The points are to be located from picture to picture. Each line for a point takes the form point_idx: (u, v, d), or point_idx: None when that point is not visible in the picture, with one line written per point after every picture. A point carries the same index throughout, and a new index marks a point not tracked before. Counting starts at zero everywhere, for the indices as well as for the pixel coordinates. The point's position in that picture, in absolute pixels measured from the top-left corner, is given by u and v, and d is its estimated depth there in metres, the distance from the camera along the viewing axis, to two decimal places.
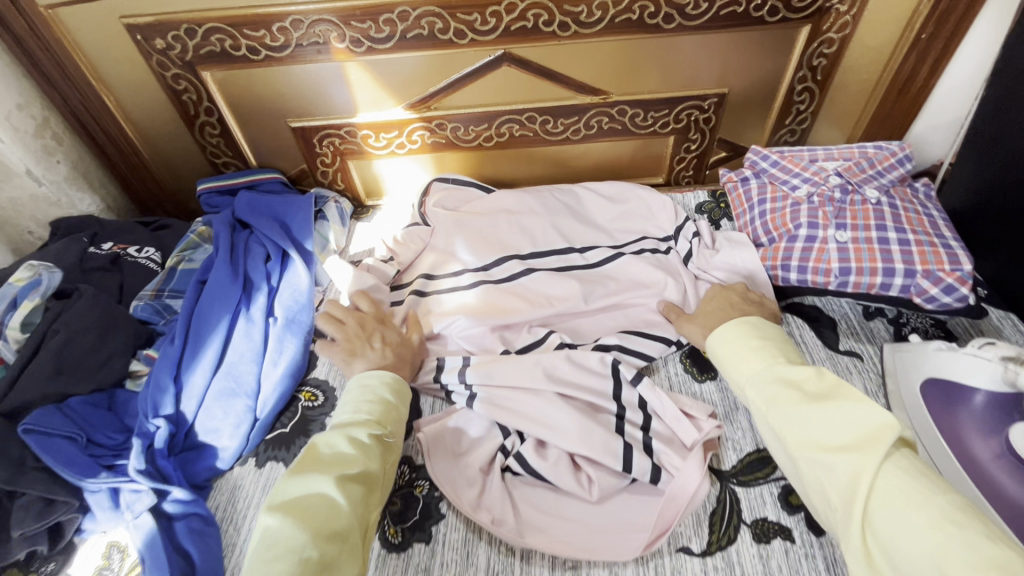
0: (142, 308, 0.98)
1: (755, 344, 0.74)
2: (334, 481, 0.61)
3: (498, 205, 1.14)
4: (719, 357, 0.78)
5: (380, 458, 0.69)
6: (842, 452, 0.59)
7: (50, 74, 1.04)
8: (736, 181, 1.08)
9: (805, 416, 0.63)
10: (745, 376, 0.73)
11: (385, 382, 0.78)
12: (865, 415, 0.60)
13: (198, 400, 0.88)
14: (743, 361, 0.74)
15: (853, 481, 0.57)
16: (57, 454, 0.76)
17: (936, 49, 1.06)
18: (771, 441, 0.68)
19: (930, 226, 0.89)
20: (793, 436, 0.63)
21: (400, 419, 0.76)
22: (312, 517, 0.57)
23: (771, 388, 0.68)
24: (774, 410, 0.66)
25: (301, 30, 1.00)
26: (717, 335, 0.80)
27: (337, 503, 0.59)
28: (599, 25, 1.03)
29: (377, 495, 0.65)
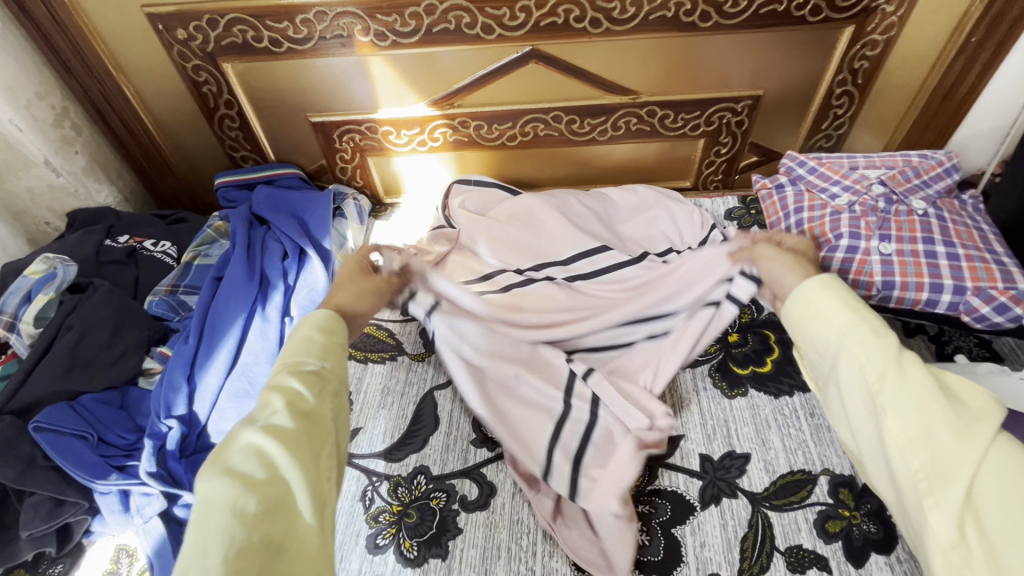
0: (157, 303, 0.96)
1: (855, 299, 0.63)
2: (262, 433, 0.52)
3: (520, 206, 1.11)
4: (799, 308, 0.66)
5: (314, 397, 0.58)
6: (950, 417, 0.52)
7: (70, 64, 1.03)
8: (770, 188, 1.02)
9: (915, 377, 0.55)
10: (838, 328, 0.61)
11: (311, 325, 0.65)
12: (979, 398, 0.54)
13: (211, 400, 0.85)
14: (832, 308, 0.63)
15: (963, 449, 0.50)
16: (67, 454, 0.74)
17: (985, 55, 1.01)
18: (844, 395, 0.60)
19: (981, 240, 0.84)
20: (893, 394, 0.55)
21: (337, 353, 0.64)
22: (244, 474, 0.48)
23: (877, 342, 0.58)
24: (875, 366, 0.57)
25: (326, 22, 0.98)
26: (811, 281, 0.66)
27: (269, 453, 0.51)
28: (633, 23, 0.99)
29: (322, 434, 0.56)
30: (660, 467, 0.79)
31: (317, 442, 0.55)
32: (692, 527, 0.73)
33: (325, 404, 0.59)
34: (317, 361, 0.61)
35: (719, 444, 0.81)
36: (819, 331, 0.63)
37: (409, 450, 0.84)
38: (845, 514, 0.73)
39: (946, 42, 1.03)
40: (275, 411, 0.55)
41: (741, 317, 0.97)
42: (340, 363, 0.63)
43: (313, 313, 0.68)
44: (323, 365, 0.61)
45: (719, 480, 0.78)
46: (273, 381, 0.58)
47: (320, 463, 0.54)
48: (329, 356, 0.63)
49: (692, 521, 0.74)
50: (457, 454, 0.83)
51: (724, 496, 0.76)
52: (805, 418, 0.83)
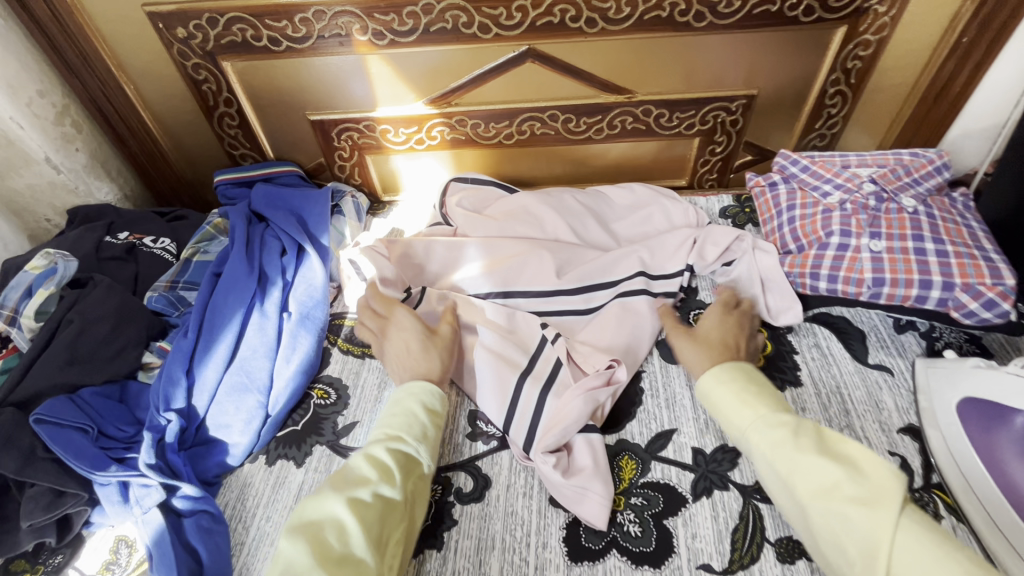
0: (156, 299, 0.97)
1: (754, 390, 0.71)
2: (348, 505, 0.62)
3: (517, 204, 1.12)
4: (710, 405, 0.75)
5: (402, 476, 0.68)
6: (856, 501, 0.57)
7: (72, 63, 1.04)
8: (764, 185, 1.04)
9: (815, 465, 0.61)
10: (742, 427, 0.69)
11: (418, 399, 0.76)
12: (882, 472, 0.58)
13: (209, 394, 0.86)
14: (732, 409, 0.71)
15: (874, 528, 0.55)
16: (68, 446, 0.75)
17: (977, 55, 1.02)
18: (770, 486, 0.66)
19: (970, 237, 0.85)
20: (802, 484, 0.61)
21: (430, 438, 0.74)
22: (325, 541, 0.59)
23: (776, 434, 0.65)
24: (779, 455, 0.64)
25: (324, 21, 0.99)
26: (713, 378, 0.75)
27: (348, 527, 0.61)
28: (627, 22, 1.00)
29: (395, 519, 0.65)
30: (654, 460, 0.81)
31: (392, 524, 0.64)
32: (684, 519, 0.74)
33: (408, 485, 0.68)
34: (412, 443, 0.71)
35: (711, 438, 0.82)
36: (730, 432, 0.71)
37: None
38: None
39: (938, 42, 1.04)
40: (365, 484, 0.65)
41: None
42: (433, 451, 0.73)
43: (417, 383, 0.78)
44: (417, 450, 0.71)
45: (711, 473, 0.79)
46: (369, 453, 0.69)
47: (387, 546, 0.63)
48: (425, 442, 0.73)
49: (684, 512, 0.75)
50: (453, 448, 0.84)
51: (716, 488, 0.77)
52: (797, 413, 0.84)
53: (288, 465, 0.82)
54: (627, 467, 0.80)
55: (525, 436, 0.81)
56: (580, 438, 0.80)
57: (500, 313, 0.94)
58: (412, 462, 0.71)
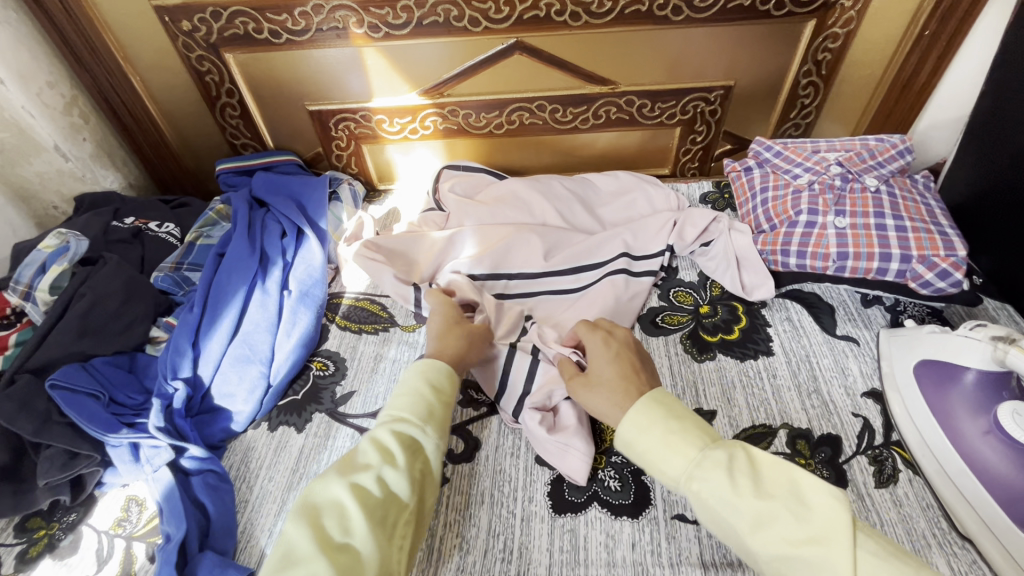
0: (162, 279, 1.02)
1: (675, 426, 0.61)
2: (350, 489, 0.62)
3: (507, 190, 1.17)
4: (633, 451, 0.63)
5: (406, 458, 0.66)
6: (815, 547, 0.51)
7: (82, 56, 1.09)
8: (739, 170, 1.11)
9: (760, 510, 0.54)
10: (677, 476, 0.59)
11: (424, 379, 0.74)
12: (829, 503, 0.53)
13: (214, 364, 0.91)
14: (661, 455, 0.60)
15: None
16: (81, 410, 0.79)
17: (939, 47, 1.08)
18: (717, 531, 0.58)
19: (928, 215, 0.92)
20: (753, 536, 0.54)
21: (436, 416, 0.71)
22: (324, 525, 0.59)
23: (715, 478, 0.56)
24: (722, 504, 0.56)
25: (322, 15, 1.04)
26: (633, 425, 0.63)
27: (349, 511, 0.60)
28: (609, 16, 1.06)
29: (402, 501, 0.63)
30: None
31: (398, 506, 0.62)
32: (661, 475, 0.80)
33: (414, 466, 0.66)
34: (417, 424, 0.69)
35: (688, 402, 0.88)
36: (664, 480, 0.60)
37: None
38: (801, 461, 0.79)
39: (903, 34, 1.11)
40: (368, 468, 0.64)
41: (713, 290, 1.04)
42: (441, 430, 0.70)
43: (425, 364, 0.76)
44: (423, 429, 0.69)
45: None
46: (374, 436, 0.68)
47: (394, 529, 0.61)
48: (432, 421, 0.70)
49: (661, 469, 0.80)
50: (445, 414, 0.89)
51: None
52: (767, 379, 0.90)
53: (289, 431, 0.87)
54: (608, 429, 0.85)
55: (513, 401, 0.86)
56: (566, 405, 0.85)
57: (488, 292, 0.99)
58: (419, 442, 0.69)
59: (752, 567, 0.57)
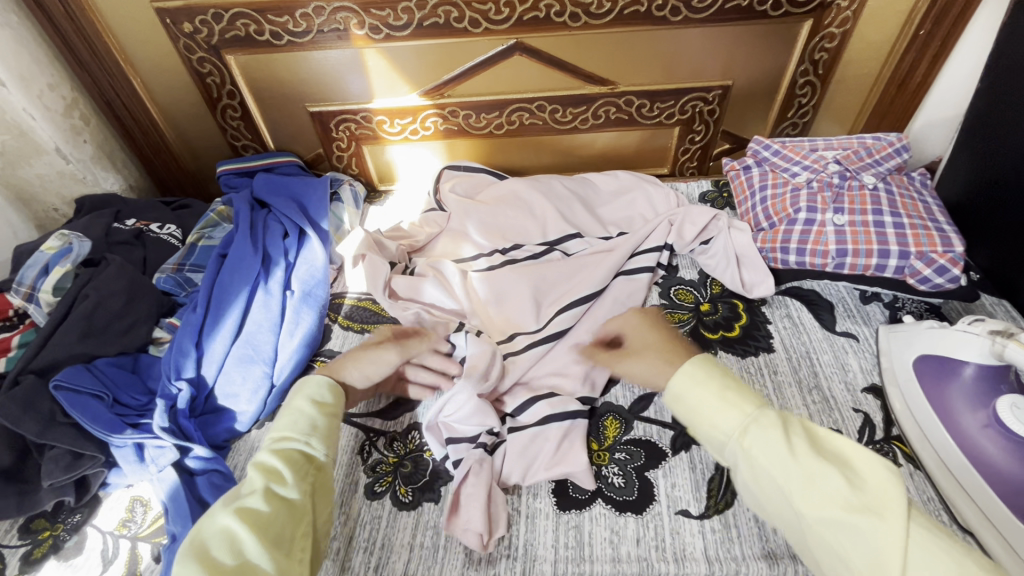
0: (164, 280, 1.02)
1: (734, 385, 0.65)
2: (236, 514, 0.59)
3: (507, 189, 1.18)
4: (684, 405, 0.67)
5: (295, 474, 0.65)
6: (865, 513, 0.54)
7: (82, 57, 1.09)
8: (738, 169, 1.11)
9: (815, 468, 0.57)
10: (729, 430, 0.62)
11: (306, 395, 0.73)
12: (879, 471, 0.56)
13: (218, 365, 0.91)
14: (716, 408, 0.64)
15: (885, 545, 0.52)
16: (85, 411, 0.79)
17: (933, 47, 1.10)
18: (758, 493, 0.60)
19: (925, 212, 0.93)
20: (802, 495, 0.56)
21: (321, 428, 0.71)
22: (214, 558, 0.55)
23: (771, 436, 0.60)
24: (777, 461, 0.58)
25: (323, 16, 1.05)
26: (687, 376, 0.68)
27: (240, 536, 0.57)
28: (608, 17, 1.07)
29: (297, 514, 0.63)
30: (636, 420, 0.86)
31: (293, 522, 0.62)
32: (664, 471, 0.80)
33: (304, 480, 0.66)
34: (302, 438, 0.69)
35: None
36: (711, 433, 0.64)
37: (404, 409, 0.90)
38: None
39: (898, 34, 1.12)
40: (254, 493, 0.62)
41: (713, 287, 1.04)
42: (328, 441, 0.71)
43: (306, 382, 0.75)
44: (307, 443, 0.69)
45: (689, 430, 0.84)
46: (258, 460, 0.67)
47: (292, 545, 0.60)
48: (317, 435, 0.70)
49: (665, 465, 0.81)
50: None
51: (694, 444, 0.83)
52: (769, 375, 0.90)
53: None
54: (611, 426, 0.86)
55: (514, 398, 0.87)
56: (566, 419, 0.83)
57: (489, 296, 0.99)
58: (306, 460, 0.68)
59: (782, 524, 0.60)
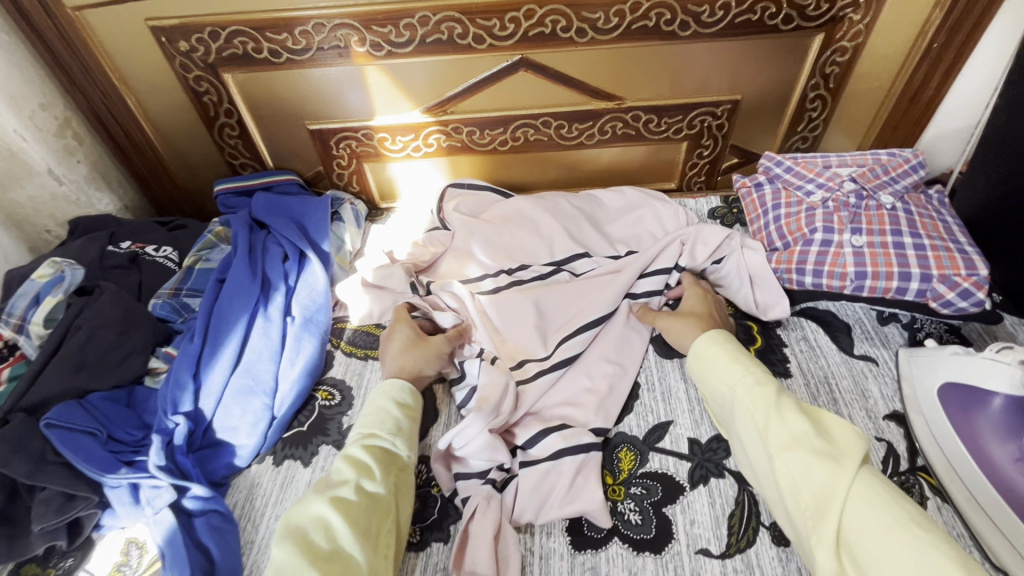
0: (160, 306, 0.99)
1: (743, 354, 0.80)
2: (330, 504, 0.66)
3: (512, 208, 1.15)
4: (701, 366, 0.83)
5: (382, 470, 0.72)
6: (823, 457, 0.64)
7: (75, 76, 1.06)
8: (749, 186, 1.09)
9: (790, 420, 0.69)
10: (731, 383, 0.77)
11: (390, 397, 0.82)
12: (848, 432, 0.67)
13: (216, 397, 0.88)
14: (725, 366, 0.80)
15: (831, 480, 0.62)
16: (78, 449, 0.76)
17: (947, 59, 1.08)
18: (745, 439, 0.73)
19: (945, 231, 0.91)
20: (775, 439, 0.68)
21: (404, 429, 0.79)
22: (312, 541, 0.62)
23: (761, 391, 0.74)
24: (763, 412, 0.71)
25: (323, 34, 1.02)
26: (706, 341, 0.84)
27: (334, 524, 0.64)
28: (616, 32, 1.04)
29: (384, 509, 0.69)
30: (651, 451, 0.83)
31: (380, 516, 0.68)
32: (682, 506, 0.77)
33: (389, 478, 0.73)
34: (388, 437, 0.77)
35: (706, 428, 0.85)
36: (718, 387, 0.79)
37: None
38: None
39: (911, 47, 1.10)
40: (346, 485, 0.69)
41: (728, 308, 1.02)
42: (410, 442, 0.78)
43: (388, 383, 0.84)
44: (392, 443, 0.76)
45: (707, 461, 0.81)
46: (348, 454, 0.74)
47: (379, 538, 0.66)
48: (400, 436, 0.78)
49: (682, 500, 0.78)
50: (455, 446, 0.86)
51: (712, 476, 0.80)
52: None
53: (295, 465, 0.84)
54: (626, 458, 0.83)
55: (524, 430, 0.84)
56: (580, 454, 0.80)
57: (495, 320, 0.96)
58: (390, 457, 0.76)
59: (759, 469, 0.71)
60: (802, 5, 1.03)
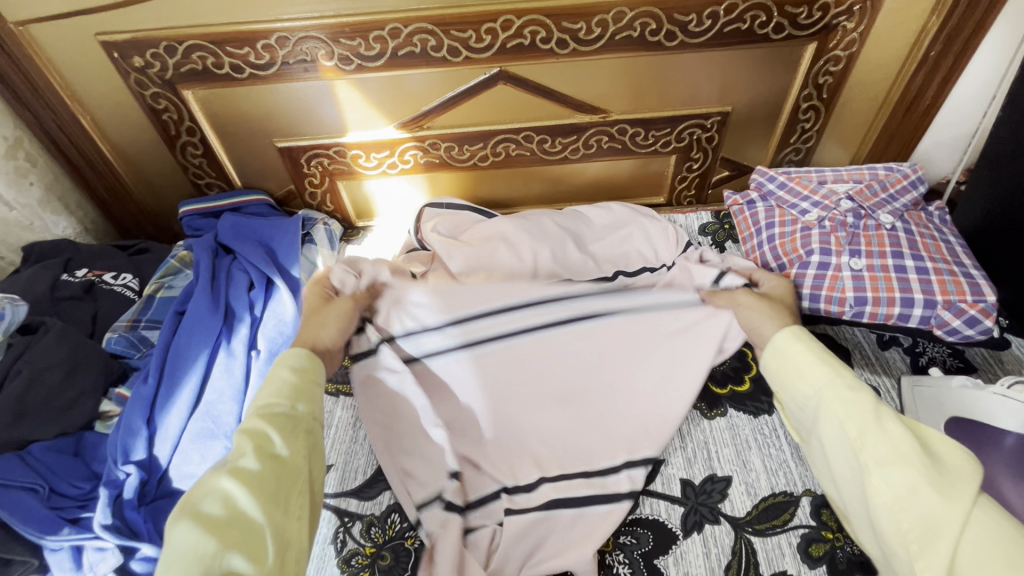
0: (115, 341, 0.92)
1: (831, 354, 0.69)
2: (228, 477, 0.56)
3: (493, 229, 1.09)
4: (778, 362, 0.71)
5: (285, 435, 0.62)
6: (933, 478, 0.55)
7: (22, 94, 0.99)
8: (742, 204, 1.03)
9: (894, 432, 0.59)
10: (815, 384, 0.66)
11: (286, 364, 0.69)
12: (958, 455, 0.57)
13: (173, 442, 0.82)
14: (811, 363, 0.68)
15: (947, 506, 0.53)
16: (15, 510, 0.70)
17: (945, 67, 1.03)
18: (828, 452, 0.63)
19: (949, 253, 0.86)
20: (874, 452, 0.58)
21: (308, 392, 0.68)
22: (209, 517, 0.52)
23: (858, 396, 0.63)
24: (860, 418, 0.61)
25: (288, 47, 0.96)
26: (786, 337, 0.72)
27: (233, 496, 0.55)
28: (599, 43, 0.99)
29: (293, 475, 0.61)
30: (642, 495, 0.78)
31: (287, 481, 0.59)
32: (676, 558, 0.71)
33: (296, 442, 0.63)
34: (287, 403, 0.65)
35: (700, 468, 0.80)
36: (798, 386, 0.68)
37: (382, 487, 0.81)
38: (828, 536, 0.72)
39: (907, 56, 1.05)
40: (242, 454, 0.59)
41: None
42: (316, 402, 0.68)
43: (287, 349, 0.72)
44: (294, 407, 0.65)
45: (701, 506, 0.76)
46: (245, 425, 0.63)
47: (289, 503, 0.59)
48: (303, 398, 0.67)
49: (675, 550, 0.72)
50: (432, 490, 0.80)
51: (707, 522, 0.74)
52: (784, 437, 0.82)
53: None
54: None
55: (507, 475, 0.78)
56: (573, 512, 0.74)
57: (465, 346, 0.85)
58: (294, 419, 0.65)
59: (845, 483, 0.62)
60: (793, 13, 0.98)
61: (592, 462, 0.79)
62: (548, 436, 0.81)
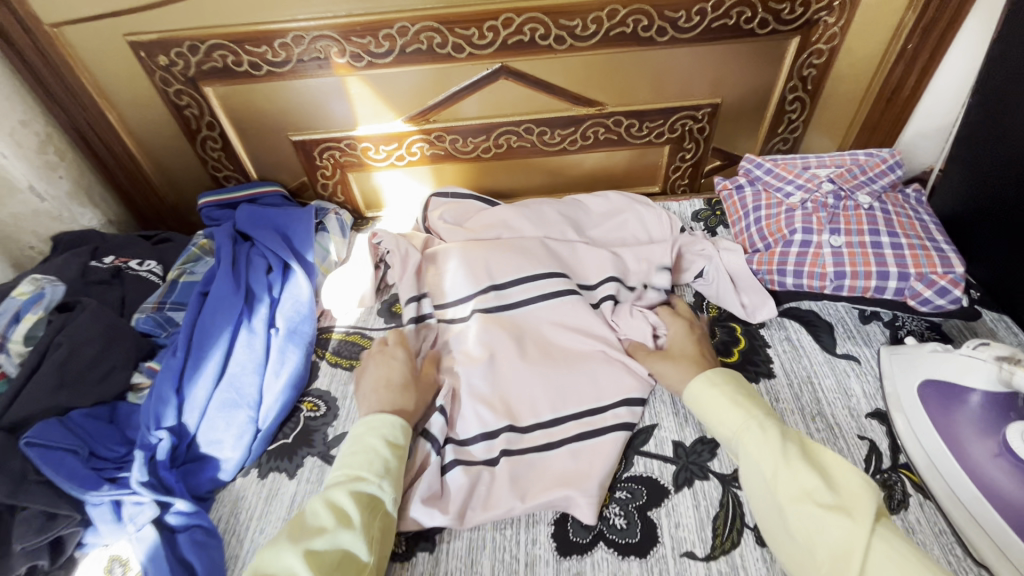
0: (144, 321, 0.98)
1: (743, 396, 0.76)
2: (303, 557, 0.61)
3: (496, 217, 1.15)
4: (701, 406, 0.79)
5: (363, 518, 0.67)
6: (834, 510, 0.61)
7: (55, 92, 1.06)
8: (731, 188, 1.10)
9: (798, 472, 0.65)
10: (732, 427, 0.74)
11: (379, 434, 0.76)
12: (857, 482, 0.64)
13: (200, 411, 0.88)
14: (727, 410, 0.75)
15: (849, 537, 0.59)
16: (59, 467, 0.75)
17: (922, 58, 1.09)
18: (751, 488, 0.70)
19: (922, 230, 0.92)
20: (786, 490, 0.65)
21: (393, 470, 0.73)
22: None
23: (764, 439, 0.70)
24: (768, 460, 0.68)
25: (303, 45, 1.03)
26: (706, 380, 0.80)
27: None
28: (594, 39, 1.05)
29: (361, 563, 0.64)
30: (636, 455, 0.84)
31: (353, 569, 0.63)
32: (667, 509, 0.77)
33: (373, 525, 0.67)
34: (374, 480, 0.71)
35: (690, 431, 0.86)
36: (720, 430, 0.75)
37: None
38: None
39: (886, 48, 1.11)
40: (322, 532, 0.64)
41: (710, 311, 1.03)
42: (397, 483, 0.73)
43: (379, 417, 0.78)
44: (379, 487, 0.71)
45: (691, 464, 0.82)
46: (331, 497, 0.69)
47: None
48: (389, 478, 0.72)
49: (667, 503, 0.78)
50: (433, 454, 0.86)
51: (697, 479, 0.80)
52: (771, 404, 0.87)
53: (280, 478, 0.84)
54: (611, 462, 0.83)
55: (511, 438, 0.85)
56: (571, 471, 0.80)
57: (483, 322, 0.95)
58: (376, 501, 0.70)
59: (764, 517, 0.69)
60: (776, 10, 1.04)
61: (588, 404, 0.88)
62: (548, 403, 0.88)
